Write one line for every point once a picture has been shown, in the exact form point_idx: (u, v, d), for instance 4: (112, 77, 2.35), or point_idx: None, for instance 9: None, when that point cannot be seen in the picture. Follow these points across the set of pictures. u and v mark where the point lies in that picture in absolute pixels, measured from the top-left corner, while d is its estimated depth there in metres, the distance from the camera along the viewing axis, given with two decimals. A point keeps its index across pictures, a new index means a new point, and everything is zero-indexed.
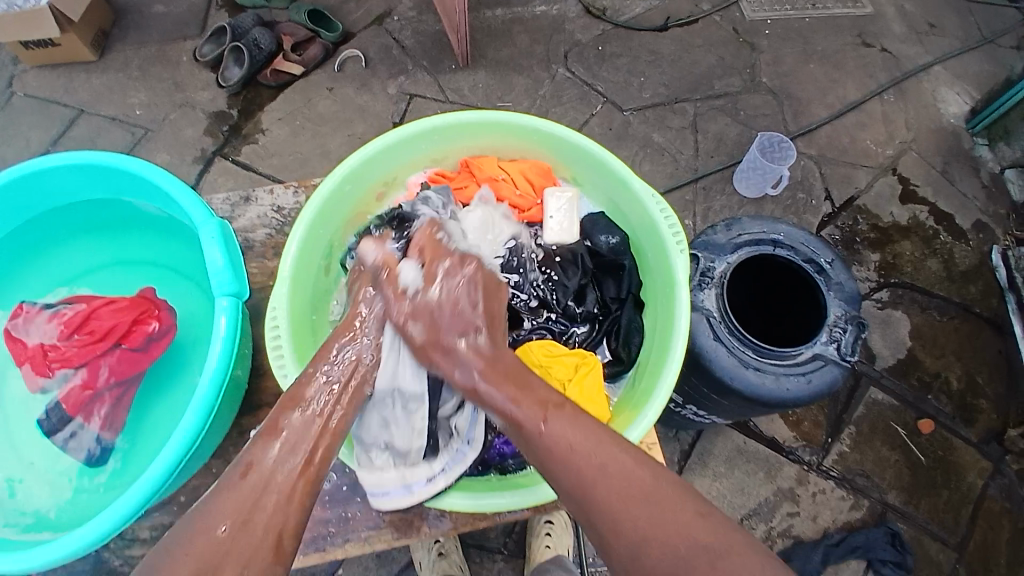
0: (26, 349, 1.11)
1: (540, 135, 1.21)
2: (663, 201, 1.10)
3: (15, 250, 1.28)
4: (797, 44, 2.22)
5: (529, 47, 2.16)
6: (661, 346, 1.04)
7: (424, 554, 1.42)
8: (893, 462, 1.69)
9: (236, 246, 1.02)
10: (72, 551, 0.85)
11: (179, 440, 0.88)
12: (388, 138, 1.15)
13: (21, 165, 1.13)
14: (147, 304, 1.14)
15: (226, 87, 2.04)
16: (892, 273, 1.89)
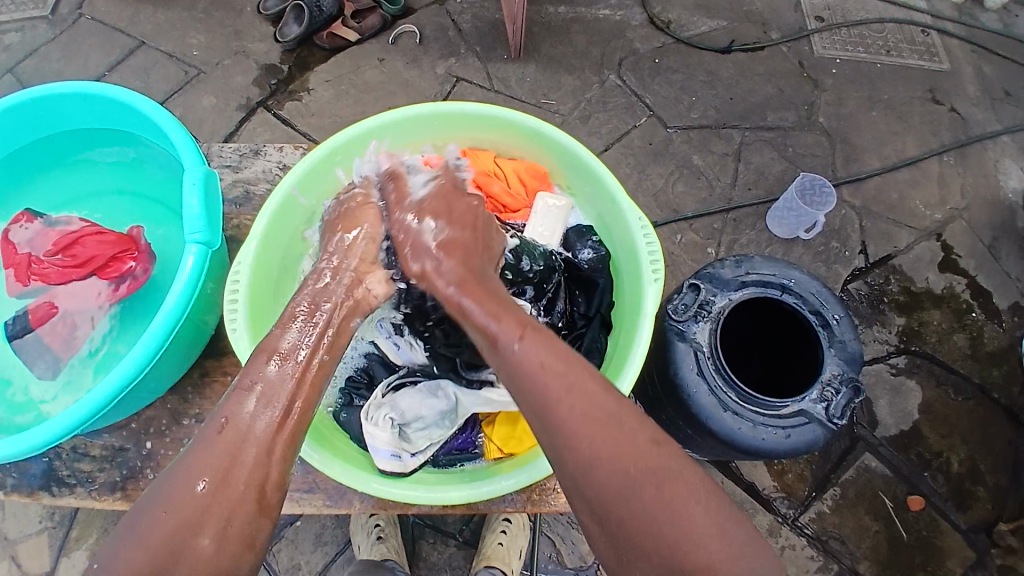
0: (15, 254, 1.19)
1: (541, 137, 1.18)
2: (648, 225, 1.06)
3: (32, 161, 1.35)
4: (863, 88, 2.13)
5: (585, 49, 2.13)
6: (618, 362, 1.02)
7: (363, 536, 1.48)
8: (872, 532, 1.65)
9: (217, 194, 1.03)
10: (11, 453, 0.89)
11: (126, 369, 0.91)
12: (385, 118, 1.15)
13: (39, 87, 1.19)
14: (132, 243, 1.18)
15: (282, 43, 2.08)
16: (915, 341, 1.81)
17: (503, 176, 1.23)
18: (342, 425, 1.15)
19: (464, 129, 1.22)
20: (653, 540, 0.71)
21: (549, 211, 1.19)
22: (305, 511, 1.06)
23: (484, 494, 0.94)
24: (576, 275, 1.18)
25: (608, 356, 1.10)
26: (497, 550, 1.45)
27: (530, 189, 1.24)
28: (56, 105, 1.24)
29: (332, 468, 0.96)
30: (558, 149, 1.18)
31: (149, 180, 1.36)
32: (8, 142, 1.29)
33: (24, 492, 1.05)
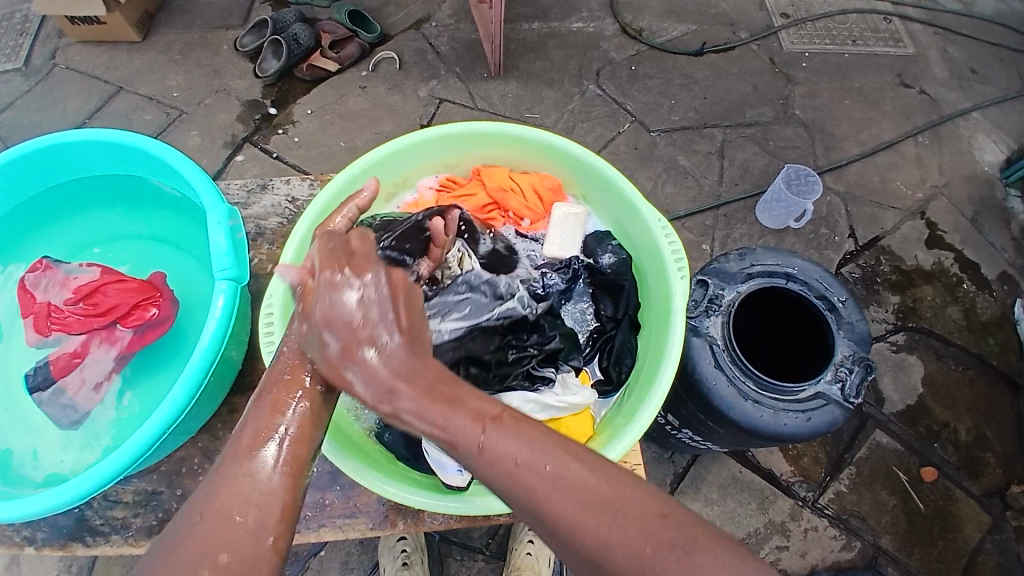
0: (33, 303, 1.19)
1: (553, 150, 1.20)
2: (668, 224, 1.08)
3: (40, 213, 1.34)
4: (834, 79, 2.20)
5: (563, 62, 2.17)
6: (651, 362, 1.02)
7: (389, 560, 1.46)
8: (890, 507, 1.67)
9: (241, 231, 1.04)
10: (54, 505, 0.88)
11: (166, 411, 0.90)
12: (404, 142, 1.16)
13: (53, 136, 1.18)
14: (154, 290, 1.17)
15: (263, 78, 2.08)
16: (911, 317, 1.85)
17: (519, 190, 1.24)
18: (386, 446, 1.10)
19: (475, 148, 1.24)
20: None
21: (567, 220, 1.22)
22: (349, 537, 1.04)
23: None
24: (601, 280, 1.18)
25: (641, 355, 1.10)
26: (527, 560, 1.43)
27: (547, 202, 1.25)
28: (67, 152, 1.22)
29: (387, 487, 0.94)
30: (570, 161, 1.20)
31: (161, 221, 1.37)
32: (13, 197, 1.28)
33: (55, 545, 1.03)
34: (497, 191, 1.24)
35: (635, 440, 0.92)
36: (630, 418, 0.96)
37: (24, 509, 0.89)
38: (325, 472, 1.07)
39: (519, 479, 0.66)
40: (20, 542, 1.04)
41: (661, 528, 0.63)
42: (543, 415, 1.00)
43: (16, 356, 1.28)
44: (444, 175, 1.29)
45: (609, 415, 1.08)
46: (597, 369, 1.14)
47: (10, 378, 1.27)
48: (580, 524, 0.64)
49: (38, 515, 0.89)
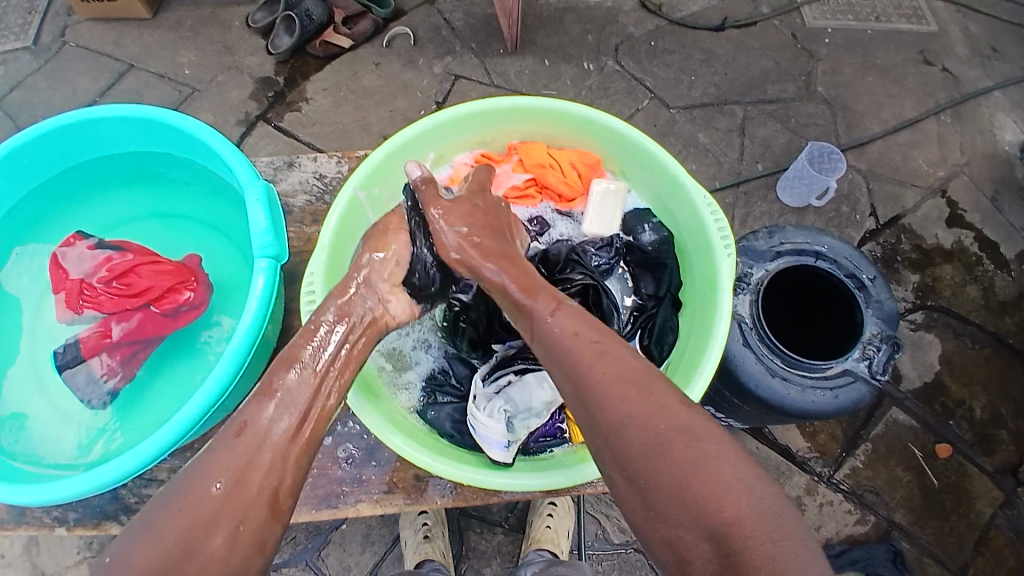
0: (66, 279, 1.19)
1: (591, 125, 1.17)
2: (712, 199, 1.05)
3: (68, 192, 1.34)
4: (856, 56, 2.15)
5: (580, 37, 2.13)
6: (696, 343, 1.01)
7: (410, 533, 1.47)
8: (905, 482, 1.67)
9: (278, 209, 1.03)
10: (96, 487, 0.89)
11: (210, 390, 0.91)
12: (439, 117, 1.13)
13: (82, 110, 1.16)
14: (188, 274, 1.20)
15: (275, 55, 2.04)
16: (930, 296, 1.84)
17: (557, 165, 1.21)
18: (429, 424, 1.10)
19: (511, 122, 1.21)
20: (685, 493, 0.67)
21: (606, 197, 1.20)
22: (387, 511, 1.05)
23: (586, 478, 0.92)
24: (644, 258, 1.17)
25: (683, 335, 1.09)
26: (547, 532, 1.44)
27: (585, 178, 1.22)
28: (95, 127, 1.21)
29: (437, 466, 0.92)
30: (608, 134, 1.17)
31: (192, 202, 1.37)
32: (38, 175, 1.27)
33: (90, 523, 1.04)
34: (535, 167, 1.21)
35: None
36: None
37: (62, 491, 0.90)
38: (360, 448, 1.07)
39: (578, 349, 0.79)
40: (50, 523, 1.05)
41: (681, 412, 0.72)
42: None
43: (45, 338, 1.29)
44: (480, 151, 1.26)
45: None
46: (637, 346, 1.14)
47: (37, 360, 1.27)
48: (609, 385, 0.75)
49: (76, 497, 0.90)
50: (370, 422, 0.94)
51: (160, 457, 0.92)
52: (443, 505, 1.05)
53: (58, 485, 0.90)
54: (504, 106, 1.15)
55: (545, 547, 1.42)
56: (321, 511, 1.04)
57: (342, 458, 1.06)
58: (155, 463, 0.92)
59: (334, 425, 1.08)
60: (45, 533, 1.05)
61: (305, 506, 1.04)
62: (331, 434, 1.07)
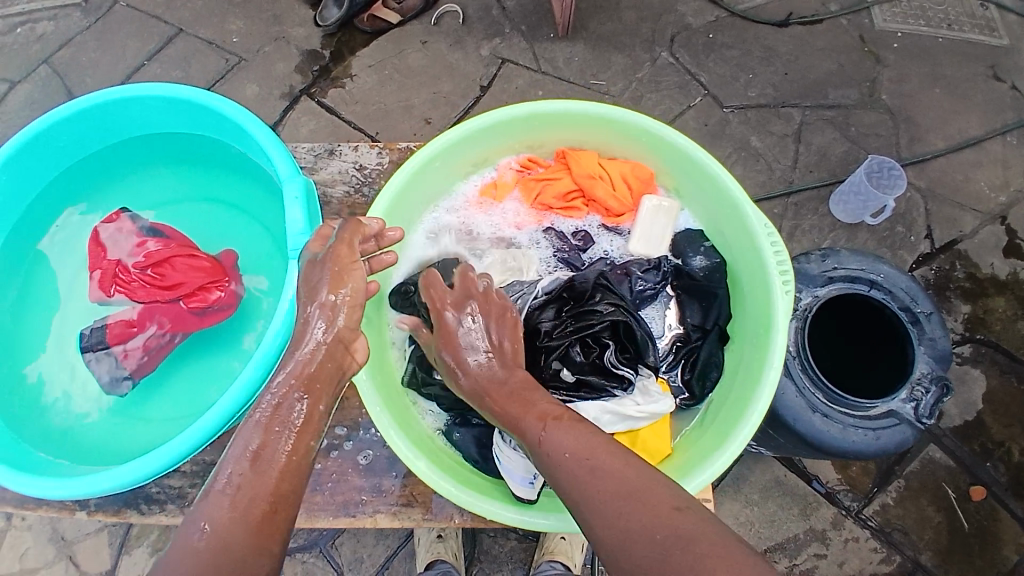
0: (103, 258, 1.21)
1: (649, 138, 1.12)
2: (773, 229, 1.01)
3: (108, 167, 1.34)
4: (925, 64, 2.03)
5: (635, 25, 2.04)
6: (745, 385, 0.97)
7: (423, 531, 1.46)
8: (934, 523, 1.61)
9: (315, 205, 1.02)
10: (117, 485, 0.90)
11: (236, 396, 0.91)
12: (487, 120, 1.10)
13: (121, 88, 1.16)
14: (222, 274, 1.22)
15: (323, 27, 2.01)
16: (979, 329, 1.75)
17: (608, 177, 1.17)
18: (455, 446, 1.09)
19: (563, 129, 1.17)
20: None
21: (657, 215, 1.16)
22: (404, 524, 1.04)
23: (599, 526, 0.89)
24: (693, 285, 1.12)
25: (730, 370, 1.05)
26: (560, 544, 1.41)
27: (636, 193, 1.18)
28: (141, 105, 1.20)
29: (460, 495, 0.91)
30: (665, 149, 1.12)
31: (230, 187, 1.36)
32: (77, 150, 1.27)
33: (109, 511, 1.07)
34: (584, 177, 1.17)
35: (718, 472, 0.89)
36: (721, 442, 0.93)
37: (84, 488, 0.91)
38: (381, 456, 1.06)
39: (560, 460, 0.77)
40: (71, 507, 1.08)
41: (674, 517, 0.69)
42: (619, 427, 1.02)
43: (75, 316, 1.30)
44: (526, 155, 1.23)
45: (691, 434, 1.06)
46: (677, 379, 1.10)
47: (67, 337, 1.28)
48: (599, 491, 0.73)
49: (91, 493, 0.91)
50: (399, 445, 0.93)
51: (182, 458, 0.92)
52: (461, 523, 1.04)
53: (87, 479, 0.92)
54: (556, 112, 1.11)
55: (558, 560, 1.40)
56: (340, 518, 1.04)
57: (362, 465, 1.05)
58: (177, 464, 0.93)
59: (357, 430, 1.07)
60: (65, 515, 1.08)
61: (323, 512, 1.03)
62: (352, 439, 1.06)
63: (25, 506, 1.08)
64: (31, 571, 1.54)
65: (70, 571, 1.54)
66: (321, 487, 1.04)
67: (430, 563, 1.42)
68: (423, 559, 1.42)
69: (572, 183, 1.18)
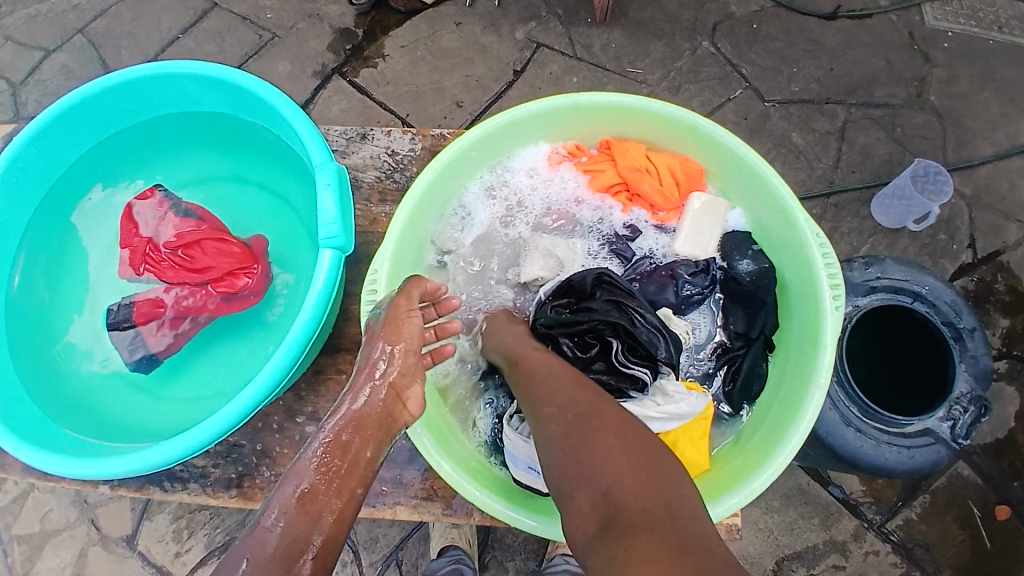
0: (136, 235, 1.22)
1: (697, 133, 1.08)
2: (825, 239, 0.97)
3: (142, 141, 1.33)
4: (977, 66, 1.94)
5: (676, 13, 1.98)
6: (789, 402, 0.95)
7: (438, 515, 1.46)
8: (957, 540, 1.58)
9: (349, 191, 1.00)
10: (144, 467, 0.90)
11: (262, 385, 0.90)
12: (528, 109, 1.07)
13: (155, 64, 1.15)
14: (251, 259, 1.20)
15: (356, 5, 1.98)
16: (1017, 344, 1.69)
17: (654, 171, 1.13)
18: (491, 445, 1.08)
19: (608, 120, 1.13)
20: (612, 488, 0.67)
21: (705, 214, 1.12)
22: (424, 517, 1.03)
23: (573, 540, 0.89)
24: (738, 290, 1.09)
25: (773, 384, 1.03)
26: None
27: (684, 190, 1.14)
28: (177, 81, 1.19)
29: (493, 504, 0.91)
30: (715, 146, 1.08)
31: (264, 165, 1.34)
32: (109, 126, 1.26)
33: (131, 487, 1.09)
34: (629, 171, 1.13)
35: (757, 491, 0.87)
36: (760, 460, 0.91)
37: (107, 468, 0.92)
38: (404, 447, 1.05)
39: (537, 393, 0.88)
40: (93, 482, 1.11)
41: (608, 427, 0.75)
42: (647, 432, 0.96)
43: (104, 291, 1.31)
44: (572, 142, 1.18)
45: (729, 448, 1.04)
46: (718, 387, 1.09)
47: (97, 312, 1.30)
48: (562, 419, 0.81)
49: (116, 475, 0.92)
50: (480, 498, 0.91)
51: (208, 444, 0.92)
52: (481, 520, 1.03)
53: (112, 461, 0.92)
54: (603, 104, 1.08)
55: (572, 552, 1.38)
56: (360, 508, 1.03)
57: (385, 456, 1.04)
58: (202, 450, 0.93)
59: None
60: (87, 490, 1.13)
61: None
62: None
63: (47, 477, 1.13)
64: (54, 532, 1.57)
65: (92, 534, 1.57)
66: None
67: (443, 549, 1.42)
68: (435, 544, 1.42)
69: (617, 177, 1.15)
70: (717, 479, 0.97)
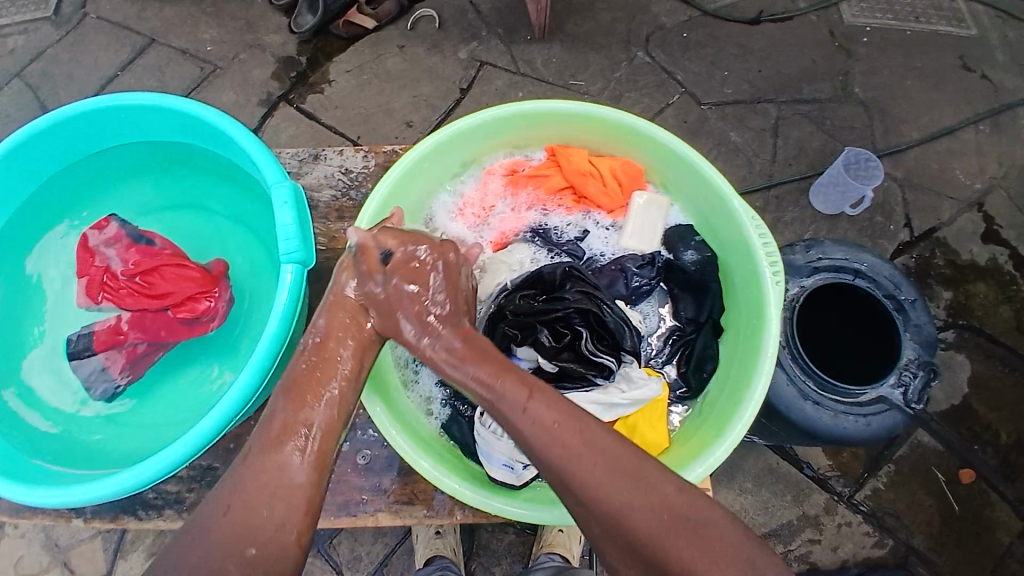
0: (90, 264, 1.19)
1: (633, 133, 1.12)
2: (761, 220, 1.01)
3: (88, 175, 1.30)
4: (896, 57, 2.05)
5: (611, 25, 2.05)
6: (740, 375, 0.98)
7: (422, 527, 1.44)
8: (926, 507, 1.63)
9: (306, 209, 1.00)
10: (116, 491, 0.88)
11: (234, 398, 0.90)
12: (474, 119, 1.10)
13: (107, 97, 1.14)
14: (212, 284, 1.20)
15: (298, 33, 2.00)
16: (962, 314, 1.78)
17: (598, 174, 1.17)
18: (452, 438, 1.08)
19: (550, 125, 1.16)
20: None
21: (648, 211, 1.16)
22: (405, 522, 1.03)
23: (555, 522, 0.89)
24: (686, 280, 1.13)
25: (724, 363, 1.06)
26: (558, 537, 1.40)
27: (627, 190, 1.17)
28: (126, 114, 1.18)
29: (465, 491, 0.90)
30: (651, 145, 1.12)
31: (214, 195, 1.34)
32: (59, 161, 1.24)
33: (106, 518, 1.05)
34: (574, 174, 1.16)
35: (718, 462, 0.89)
36: (718, 434, 0.93)
37: (77, 495, 0.89)
38: (382, 455, 1.04)
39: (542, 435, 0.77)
40: (67, 514, 1.06)
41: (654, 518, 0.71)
42: (611, 416, 1.01)
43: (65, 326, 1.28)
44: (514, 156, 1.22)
45: (688, 425, 1.06)
46: (673, 374, 1.12)
47: (56, 343, 1.26)
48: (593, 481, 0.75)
49: (85, 501, 0.89)
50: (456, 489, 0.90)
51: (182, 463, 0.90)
52: (463, 518, 1.03)
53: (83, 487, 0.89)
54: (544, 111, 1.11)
55: (557, 551, 1.38)
56: (341, 518, 1.02)
57: (361, 464, 1.04)
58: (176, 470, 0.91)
59: (352, 431, 1.06)
60: (61, 523, 1.06)
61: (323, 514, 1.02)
62: (348, 441, 1.05)
63: (20, 513, 1.07)
64: None
65: None
66: None
67: (430, 559, 1.40)
68: (421, 555, 1.40)
69: (563, 181, 1.18)
70: (678, 456, 0.98)
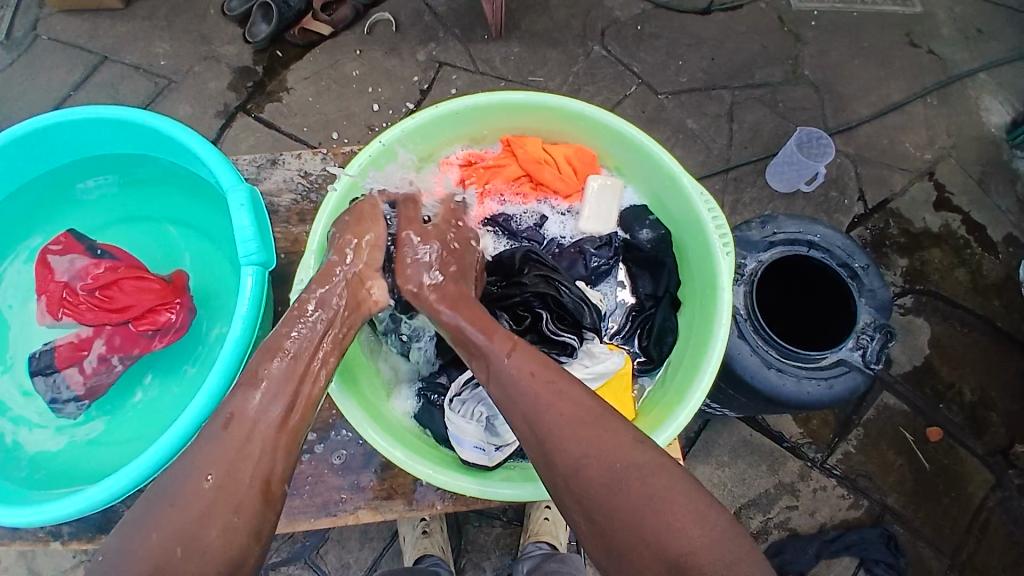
0: (50, 281, 1.18)
1: (585, 120, 1.15)
2: (709, 195, 1.06)
3: (41, 193, 1.29)
4: (847, 36, 2.12)
5: (566, 22, 2.08)
6: (698, 343, 1.01)
7: (408, 529, 1.44)
8: (897, 466, 1.69)
9: (264, 211, 1.01)
10: (89, 506, 0.88)
11: (201, 404, 0.90)
12: (426, 113, 1.12)
13: (55, 112, 1.13)
14: (172, 295, 1.19)
15: (253, 43, 1.98)
16: (918, 280, 1.85)
17: (553, 161, 1.19)
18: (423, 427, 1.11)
19: (503, 116, 1.18)
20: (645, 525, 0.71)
21: (604, 191, 1.19)
22: (387, 517, 1.04)
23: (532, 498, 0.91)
24: (641, 256, 1.17)
25: (683, 335, 1.09)
26: (544, 524, 1.42)
27: (582, 175, 1.21)
28: (76, 128, 1.17)
29: (437, 475, 0.92)
30: (604, 130, 1.15)
31: (172, 205, 1.33)
32: (10, 182, 1.23)
33: (84, 539, 1.05)
34: (530, 163, 1.19)
35: (682, 424, 0.93)
36: (679, 401, 0.97)
37: (50, 513, 0.89)
38: (358, 453, 1.05)
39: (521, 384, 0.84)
40: (45, 537, 1.05)
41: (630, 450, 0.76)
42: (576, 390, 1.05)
43: (24, 345, 1.27)
44: (471, 148, 1.24)
45: (652, 395, 1.09)
46: (635, 346, 1.14)
47: (19, 364, 1.25)
48: (567, 428, 0.78)
49: (59, 518, 0.89)
50: (413, 466, 0.92)
51: (154, 474, 0.91)
52: (443, 509, 1.05)
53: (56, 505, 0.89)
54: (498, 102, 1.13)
55: (544, 539, 1.40)
56: (321, 519, 1.03)
57: (337, 464, 1.05)
58: (148, 481, 0.91)
59: (327, 432, 1.06)
60: (40, 546, 1.05)
61: (303, 516, 1.03)
62: (323, 442, 1.06)
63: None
64: None
65: None
66: (298, 491, 1.03)
67: (419, 558, 1.40)
68: (411, 555, 1.40)
69: (520, 170, 1.20)
70: (645, 425, 1.01)
